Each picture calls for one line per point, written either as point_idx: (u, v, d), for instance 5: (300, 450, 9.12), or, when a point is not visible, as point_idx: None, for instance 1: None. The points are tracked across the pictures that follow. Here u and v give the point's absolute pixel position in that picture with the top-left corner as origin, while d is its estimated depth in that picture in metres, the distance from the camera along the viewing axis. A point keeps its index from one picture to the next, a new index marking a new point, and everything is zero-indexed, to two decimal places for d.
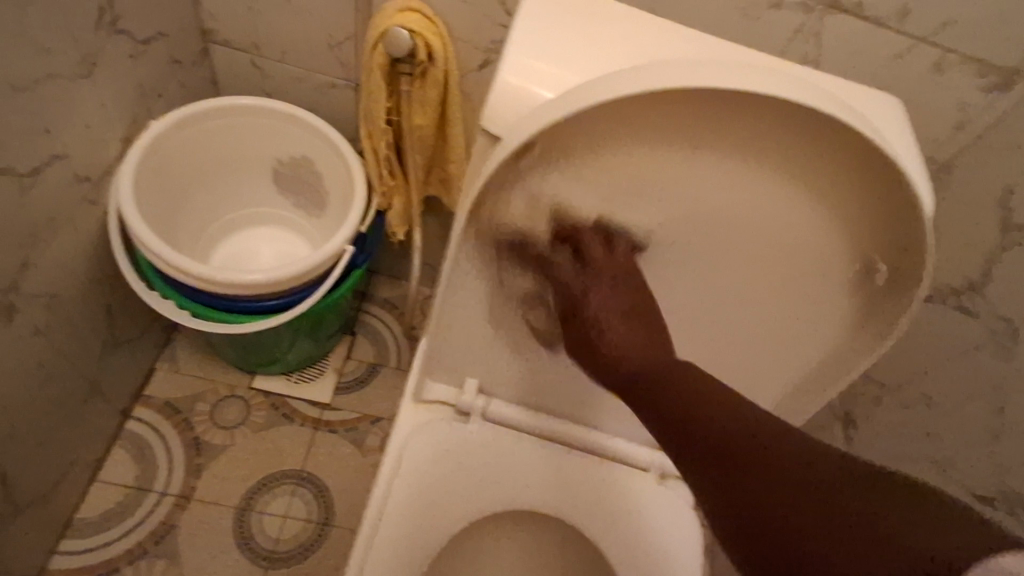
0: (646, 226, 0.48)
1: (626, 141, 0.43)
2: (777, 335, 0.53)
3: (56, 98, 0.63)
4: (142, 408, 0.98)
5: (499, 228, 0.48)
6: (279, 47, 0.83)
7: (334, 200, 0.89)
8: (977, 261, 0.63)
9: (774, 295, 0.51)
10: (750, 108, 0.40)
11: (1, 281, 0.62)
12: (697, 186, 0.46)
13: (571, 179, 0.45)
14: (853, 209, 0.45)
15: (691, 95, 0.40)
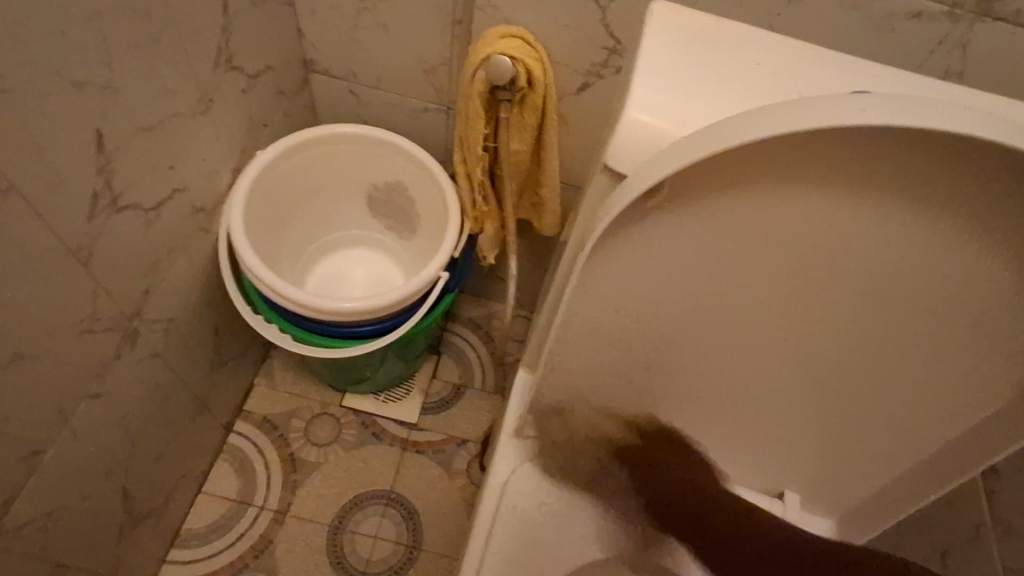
0: (780, 266, 0.44)
1: (764, 182, 0.39)
2: (923, 387, 0.48)
3: (179, 136, 0.66)
4: (243, 423, 1.02)
5: (616, 267, 0.45)
6: (377, 75, 0.84)
7: (427, 225, 0.90)
8: None
9: (925, 342, 0.46)
10: (914, 144, 0.35)
11: (127, 308, 0.66)
12: (842, 227, 0.41)
13: (703, 216, 0.42)
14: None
15: (847, 134, 0.35)
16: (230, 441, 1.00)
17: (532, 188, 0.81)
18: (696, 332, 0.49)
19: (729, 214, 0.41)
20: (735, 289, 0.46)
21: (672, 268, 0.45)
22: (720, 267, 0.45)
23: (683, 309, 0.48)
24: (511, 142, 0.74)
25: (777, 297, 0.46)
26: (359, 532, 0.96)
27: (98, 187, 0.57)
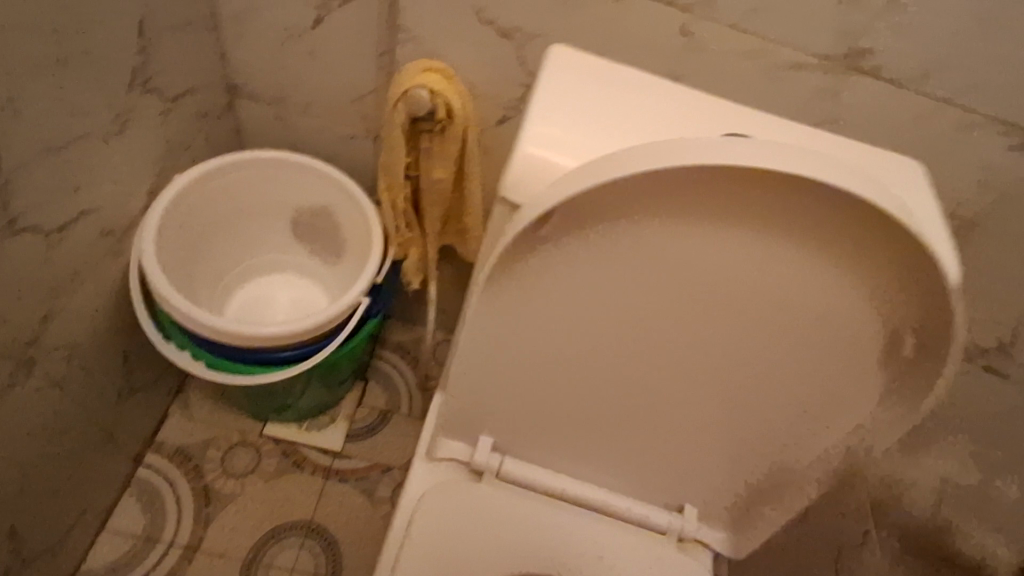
0: (669, 291, 0.48)
1: (645, 212, 0.43)
2: (799, 403, 0.52)
3: (87, 158, 0.65)
4: (154, 454, 0.97)
5: (517, 290, 0.48)
6: (302, 102, 0.85)
7: (352, 250, 0.90)
8: None
9: (797, 362, 0.50)
10: (766, 180, 0.40)
11: (24, 334, 0.63)
12: (718, 255, 0.45)
13: (594, 242, 0.45)
14: (879, 284, 0.44)
15: (708, 170, 0.40)
16: (139, 474, 0.95)
17: (455, 215, 0.83)
18: (595, 352, 0.52)
19: (617, 241, 0.45)
20: (629, 312, 0.49)
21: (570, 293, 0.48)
22: (614, 290, 0.48)
23: (582, 330, 0.50)
24: (432, 171, 0.76)
25: (667, 321, 0.49)
26: (275, 566, 0.93)
27: None
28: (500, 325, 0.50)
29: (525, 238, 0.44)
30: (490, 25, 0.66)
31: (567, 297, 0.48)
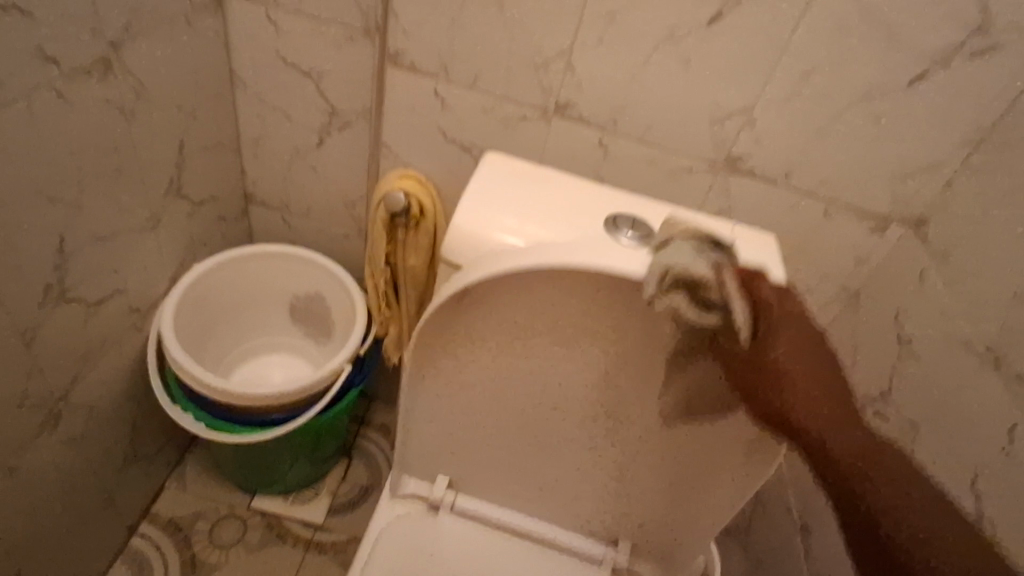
0: (564, 363, 0.58)
1: (536, 303, 0.54)
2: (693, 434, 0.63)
3: (127, 247, 0.80)
4: (148, 524, 1.04)
5: (446, 346, 0.59)
6: (307, 206, 1.05)
7: (339, 330, 1.03)
8: (887, 346, 0.75)
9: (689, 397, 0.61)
10: (622, 284, 0.51)
11: (58, 388, 0.75)
12: (597, 340, 0.56)
13: (500, 316, 0.56)
14: None
15: (576, 273, 0.51)
16: (131, 543, 1.01)
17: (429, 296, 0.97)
18: (514, 403, 0.63)
19: (519, 322, 0.56)
20: (535, 376, 0.60)
21: (497, 347, 0.58)
22: (519, 359, 0.59)
23: (500, 386, 0.61)
24: (408, 259, 0.91)
25: (566, 388, 0.60)
26: None
27: (52, 280, 0.69)
28: (437, 373, 0.61)
29: (450, 310, 0.56)
30: (452, 143, 0.85)
31: (484, 359, 0.59)
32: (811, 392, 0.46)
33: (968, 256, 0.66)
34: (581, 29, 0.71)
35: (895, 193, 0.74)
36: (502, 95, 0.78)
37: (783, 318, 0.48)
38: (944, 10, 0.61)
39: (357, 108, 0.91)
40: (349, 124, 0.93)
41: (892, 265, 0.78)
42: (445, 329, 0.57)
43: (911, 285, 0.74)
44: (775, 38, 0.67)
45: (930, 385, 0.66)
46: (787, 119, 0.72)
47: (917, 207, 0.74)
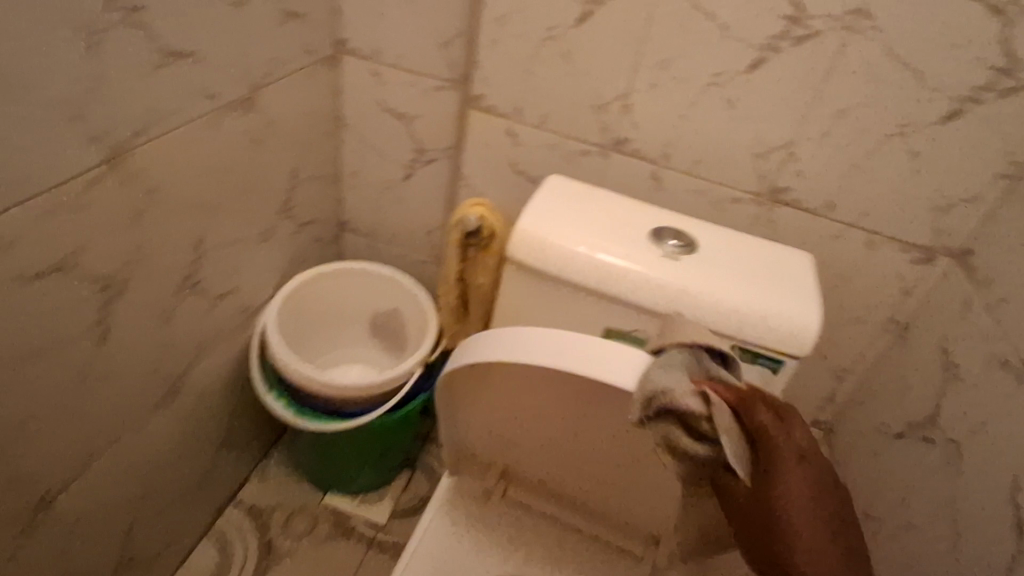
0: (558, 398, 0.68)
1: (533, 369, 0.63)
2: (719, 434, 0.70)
3: (245, 252, 0.95)
4: (233, 509, 1.15)
5: (465, 378, 0.69)
6: (391, 233, 1.20)
7: (411, 343, 1.14)
8: (931, 372, 0.77)
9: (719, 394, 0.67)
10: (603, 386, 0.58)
11: (181, 366, 0.89)
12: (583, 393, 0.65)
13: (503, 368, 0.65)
14: (763, 321, 0.63)
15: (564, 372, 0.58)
16: (216, 525, 1.13)
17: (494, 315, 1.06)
18: (530, 414, 0.72)
19: (520, 373, 0.65)
20: (538, 402, 0.70)
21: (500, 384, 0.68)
22: (525, 393, 0.69)
23: (511, 405, 0.71)
24: (477, 278, 1.01)
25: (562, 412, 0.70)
26: None
27: (191, 271, 0.84)
28: (462, 390, 0.71)
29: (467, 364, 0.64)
30: (522, 175, 0.96)
31: (497, 387, 0.69)
32: (801, 526, 0.54)
33: (1006, 279, 0.69)
34: (637, 76, 0.82)
35: (937, 225, 0.78)
36: (567, 133, 0.90)
37: (787, 457, 0.55)
38: (971, 53, 0.68)
39: (440, 147, 1.06)
40: (433, 160, 1.08)
41: (939, 296, 0.81)
42: (462, 371, 0.66)
43: (955, 313, 0.76)
44: (813, 80, 0.75)
45: (971, 403, 0.68)
46: (828, 153, 0.79)
47: (959, 239, 0.78)
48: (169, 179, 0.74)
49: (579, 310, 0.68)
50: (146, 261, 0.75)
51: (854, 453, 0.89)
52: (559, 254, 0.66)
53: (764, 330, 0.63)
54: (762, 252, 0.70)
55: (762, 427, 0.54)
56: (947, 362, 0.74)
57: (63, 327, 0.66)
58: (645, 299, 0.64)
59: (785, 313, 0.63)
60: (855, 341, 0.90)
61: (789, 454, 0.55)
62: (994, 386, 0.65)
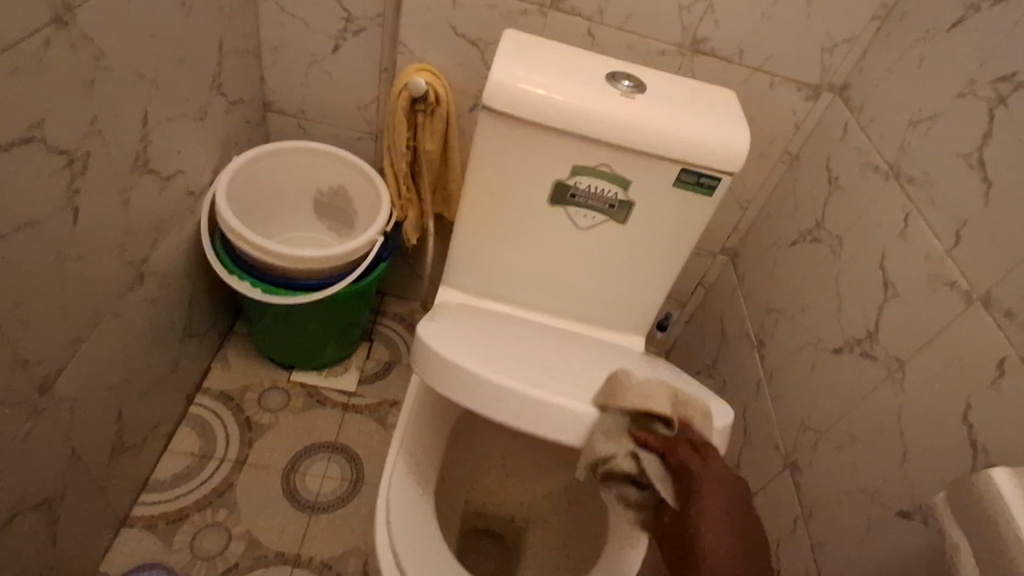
0: None
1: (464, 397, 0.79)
2: (659, 248, 0.88)
3: (185, 132, 0.92)
4: (202, 396, 1.19)
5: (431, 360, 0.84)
6: (321, 111, 1.17)
7: (362, 217, 1.18)
8: (816, 190, 0.95)
9: (662, 208, 0.83)
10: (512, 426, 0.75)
11: (141, 251, 0.88)
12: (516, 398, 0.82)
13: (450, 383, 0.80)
14: (705, 146, 0.77)
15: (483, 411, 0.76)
16: (191, 411, 1.16)
17: (442, 181, 1.13)
18: None
19: None
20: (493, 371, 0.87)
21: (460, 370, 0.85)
22: None
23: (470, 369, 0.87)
24: (426, 145, 1.06)
25: None
26: (308, 474, 1.14)
27: (140, 149, 0.81)
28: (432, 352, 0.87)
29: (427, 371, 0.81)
30: (461, 38, 0.99)
31: None
32: (723, 550, 0.54)
33: (876, 103, 0.85)
34: None
35: (823, 63, 0.93)
36: None
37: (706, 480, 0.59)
38: None
39: (370, 15, 1.04)
40: (363, 30, 1.06)
41: (823, 127, 0.97)
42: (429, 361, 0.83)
43: (836, 137, 0.93)
44: None
45: (847, 205, 0.86)
46: (739, 2, 0.89)
47: (840, 75, 0.94)
48: (111, 46, 0.70)
49: (548, 150, 0.79)
50: (101, 135, 0.72)
51: (755, 267, 1.09)
52: (531, 101, 0.74)
53: (704, 152, 0.77)
54: (698, 92, 0.82)
55: (680, 462, 0.62)
56: (831, 178, 0.92)
57: (35, 203, 0.64)
58: (609, 133, 0.75)
59: (720, 138, 0.77)
60: (758, 174, 1.07)
61: (706, 479, 0.59)
62: (867, 187, 0.82)
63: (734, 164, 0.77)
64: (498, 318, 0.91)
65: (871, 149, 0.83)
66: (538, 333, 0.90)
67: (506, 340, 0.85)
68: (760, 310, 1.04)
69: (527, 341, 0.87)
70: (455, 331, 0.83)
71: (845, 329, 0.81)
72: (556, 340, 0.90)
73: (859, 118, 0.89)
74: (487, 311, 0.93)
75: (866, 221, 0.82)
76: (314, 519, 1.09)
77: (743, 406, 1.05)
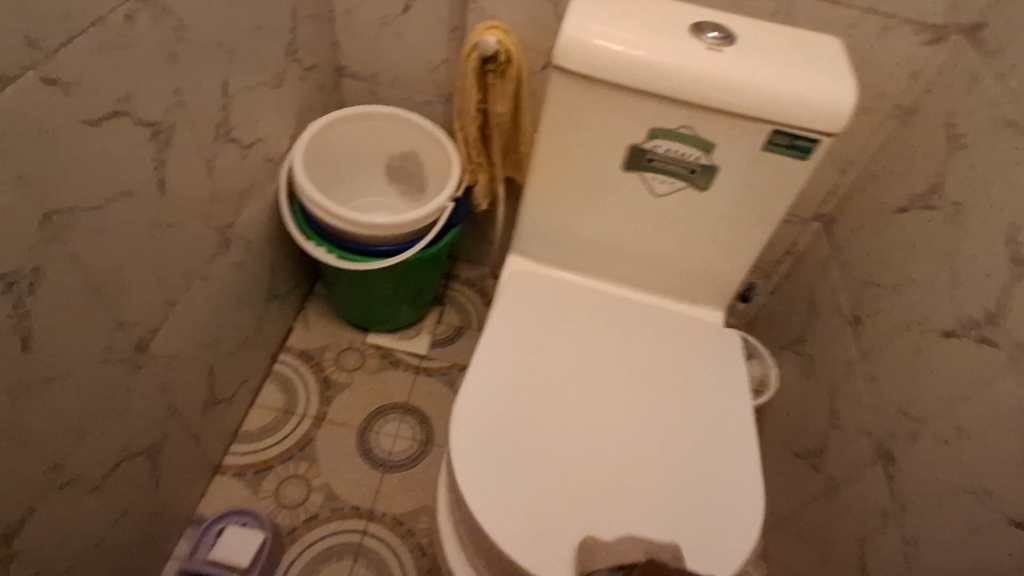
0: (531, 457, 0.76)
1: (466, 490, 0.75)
2: (744, 217, 0.81)
3: (263, 100, 0.94)
4: (285, 354, 1.25)
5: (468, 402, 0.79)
6: (394, 74, 1.16)
7: (433, 182, 1.17)
8: (933, 150, 0.84)
9: (750, 173, 0.76)
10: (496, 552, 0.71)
11: (226, 218, 0.91)
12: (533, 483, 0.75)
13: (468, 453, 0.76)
14: (808, 106, 0.69)
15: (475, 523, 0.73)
16: (275, 368, 1.23)
17: (514, 145, 1.09)
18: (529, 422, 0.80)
19: None
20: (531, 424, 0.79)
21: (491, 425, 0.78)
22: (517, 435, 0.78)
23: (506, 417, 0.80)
24: (497, 107, 1.03)
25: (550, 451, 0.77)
26: (382, 434, 1.18)
27: (221, 119, 0.83)
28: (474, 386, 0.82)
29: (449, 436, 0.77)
30: None
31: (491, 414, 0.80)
32: None
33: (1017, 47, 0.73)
34: None
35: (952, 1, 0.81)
36: None
37: None
38: None
39: None
40: None
41: (946, 76, 0.85)
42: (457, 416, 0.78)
43: (962, 88, 0.81)
44: None
45: (971, 169, 0.76)
46: None
47: (972, 14, 0.81)
48: (189, 17, 0.71)
49: (626, 112, 0.73)
50: (185, 106, 0.74)
51: (854, 235, 0.99)
52: (607, 59, 0.69)
53: (803, 112, 0.69)
54: (796, 43, 0.74)
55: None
56: (953, 135, 0.81)
57: (126, 175, 0.67)
58: (694, 95, 0.69)
59: (821, 95, 0.69)
60: (862, 132, 0.96)
61: None
62: (999, 147, 0.71)
63: (838, 122, 0.69)
64: (548, 378, 0.79)
65: (1007, 104, 0.72)
66: (585, 412, 0.77)
67: (534, 434, 0.74)
68: (856, 283, 0.95)
69: (563, 434, 0.75)
70: (479, 414, 0.75)
71: (960, 310, 0.72)
72: (605, 426, 0.76)
73: (993, 66, 0.76)
74: (539, 362, 0.80)
75: (995, 188, 0.71)
76: (388, 476, 1.14)
77: (833, 386, 0.98)
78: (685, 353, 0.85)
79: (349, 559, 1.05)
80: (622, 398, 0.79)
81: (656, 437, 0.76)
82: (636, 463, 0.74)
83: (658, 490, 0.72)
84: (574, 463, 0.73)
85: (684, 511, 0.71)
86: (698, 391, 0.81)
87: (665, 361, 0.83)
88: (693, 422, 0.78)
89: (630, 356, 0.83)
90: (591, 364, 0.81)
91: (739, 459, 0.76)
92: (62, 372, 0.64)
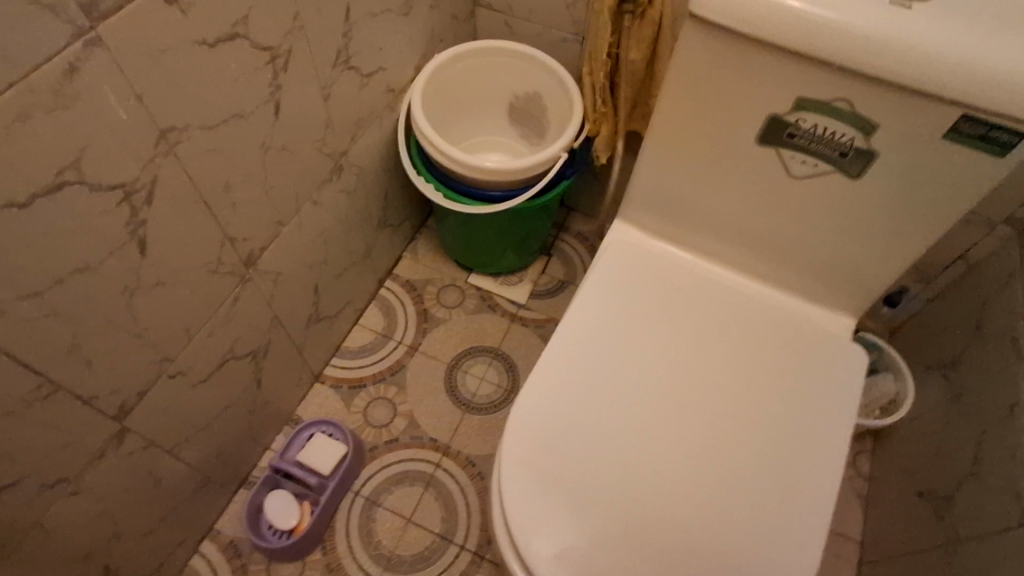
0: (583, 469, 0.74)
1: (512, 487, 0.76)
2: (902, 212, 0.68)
3: (388, 28, 0.92)
4: (391, 281, 1.29)
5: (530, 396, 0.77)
6: (529, 7, 1.08)
7: (553, 128, 1.11)
8: None
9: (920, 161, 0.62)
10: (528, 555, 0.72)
11: (340, 146, 0.93)
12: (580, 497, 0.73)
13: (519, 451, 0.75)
14: (1016, 89, 0.54)
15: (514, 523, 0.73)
16: (381, 293, 1.28)
17: (646, 97, 0.98)
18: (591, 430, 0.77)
19: None
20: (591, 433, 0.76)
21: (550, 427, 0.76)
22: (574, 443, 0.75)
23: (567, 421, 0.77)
24: (630, 52, 0.92)
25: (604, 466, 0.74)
26: (469, 374, 1.20)
27: (340, 47, 0.82)
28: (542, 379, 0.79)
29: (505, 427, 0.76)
30: None
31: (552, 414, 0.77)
32: None
33: None
34: None
35: None
36: None
37: None
38: None
39: None
40: None
41: None
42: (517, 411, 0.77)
43: None
44: None
45: None
46: None
47: None
48: None
49: (771, 75, 0.62)
50: (304, 33, 0.74)
51: None
52: (755, 9, 0.58)
53: (1006, 93, 0.55)
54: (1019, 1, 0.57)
55: None
56: None
57: (241, 99, 0.69)
58: (859, 61, 0.57)
59: None
60: None
61: None
62: None
63: None
64: (617, 391, 0.74)
65: None
66: (649, 440, 0.72)
67: (588, 449, 0.71)
68: None
69: (621, 453, 0.71)
70: (537, 417, 0.72)
71: None
72: (668, 453, 0.71)
73: None
74: (616, 366, 0.76)
75: None
76: (468, 416, 1.16)
77: (984, 429, 0.82)
78: (782, 390, 0.75)
79: (420, 485, 1.10)
80: (691, 429, 0.73)
81: (721, 477, 0.70)
82: (687, 503, 0.69)
83: (707, 540, 0.68)
84: (623, 493, 0.69)
85: (729, 561, 0.67)
86: (786, 434, 0.73)
87: (755, 393, 0.75)
88: (769, 470, 0.71)
89: (718, 378, 0.75)
90: (668, 385, 0.75)
91: (809, 520, 0.69)
92: (173, 277, 0.70)
